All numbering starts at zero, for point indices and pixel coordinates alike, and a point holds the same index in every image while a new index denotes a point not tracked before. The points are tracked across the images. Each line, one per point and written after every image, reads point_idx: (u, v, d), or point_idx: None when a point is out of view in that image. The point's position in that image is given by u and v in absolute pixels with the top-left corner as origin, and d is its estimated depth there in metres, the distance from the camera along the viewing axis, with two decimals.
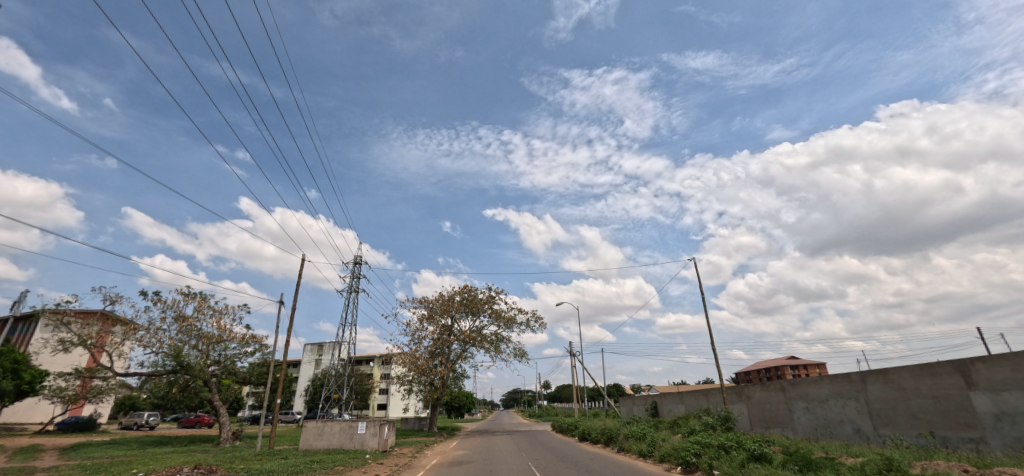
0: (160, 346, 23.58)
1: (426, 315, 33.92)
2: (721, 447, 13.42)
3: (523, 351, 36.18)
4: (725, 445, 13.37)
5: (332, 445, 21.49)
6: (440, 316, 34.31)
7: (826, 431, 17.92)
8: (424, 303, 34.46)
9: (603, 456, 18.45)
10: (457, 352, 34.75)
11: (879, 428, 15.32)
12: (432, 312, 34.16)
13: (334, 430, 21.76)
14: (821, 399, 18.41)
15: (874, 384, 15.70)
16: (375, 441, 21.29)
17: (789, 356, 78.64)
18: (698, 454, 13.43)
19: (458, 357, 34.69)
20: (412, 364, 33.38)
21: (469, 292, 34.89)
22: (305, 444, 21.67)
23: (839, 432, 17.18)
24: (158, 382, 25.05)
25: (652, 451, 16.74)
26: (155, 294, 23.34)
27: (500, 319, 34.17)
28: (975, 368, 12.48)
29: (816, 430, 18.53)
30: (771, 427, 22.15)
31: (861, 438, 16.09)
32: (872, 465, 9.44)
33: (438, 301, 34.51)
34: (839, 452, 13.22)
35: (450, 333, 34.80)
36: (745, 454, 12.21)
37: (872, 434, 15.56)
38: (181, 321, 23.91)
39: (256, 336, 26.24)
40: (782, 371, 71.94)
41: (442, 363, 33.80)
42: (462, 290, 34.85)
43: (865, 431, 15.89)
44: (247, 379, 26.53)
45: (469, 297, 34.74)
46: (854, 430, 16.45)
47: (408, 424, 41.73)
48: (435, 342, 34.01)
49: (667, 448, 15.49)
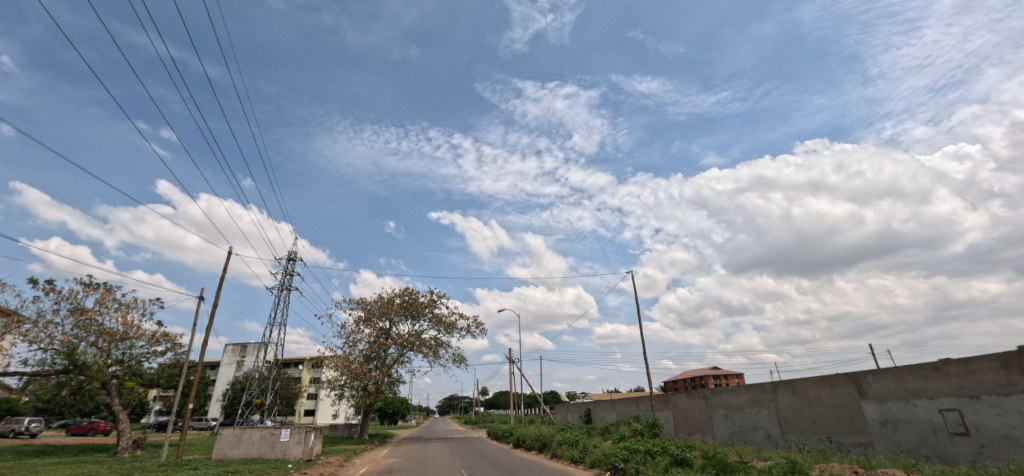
0: (50, 342, 20.94)
1: (363, 318, 32.68)
2: (648, 452, 13.98)
3: (462, 357, 35.71)
4: (651, 450, 13.96)
5: (250, 454, 20.02)
6: (378, 319, 33.14)
7: (741, 437, 19.28)
8: (362, 305, 33.19)
9: (536, 462, 18.65)
10: (394, 356, 33.77)
11: (786, 433, 16.70)
12: (369, 314, 32.93)
13: (253, 437, 20.29)
14: (738, 407, 19.74)
15: (783, 393, 17.08)
16: (299, 449, 20.21)
17: (714, 367, 83.77)
18: (626, 459, 13.96)
19: (394, 361, 33.71)
20: (345, 367, 31.97)
21: (410, 295, 34.09)
22: (219, 453, 20.03)
23: (752, 438, 18.55)
24: (45, 383, 22.12)
25: (584, 457, 17.16)
26: (48, 283, 20.65)
27: (440, 323, 33.59)
28: (866, 380, 13.89)
29: (732, 436, 19.91)
30: (693, 433, 23.51)
31: (771, 443, 17.44)
32: (779, 467, 10.24)
33: (377, 304, 33.31)
34: (752, 456, 14.29)
35: (387, 337, 33.74)
36: (669, 459, 12.84)
37: (780, 438, 16.95)
38: (79, 314, 21.35)
39: (169, 335, 24.03)
40: (705, 380, 76.84)
41: (377, 367, 32.61)
42: (403, 292, 33.98)
43: (774, 436, 17.27)
44: (154, 381, 24.14)
45: (409, 300, 33.96)
46: (765, 435, 17.83)
47: (336, 431, 39.82)
48: (371, 345, 32.91)
49: (598, 453, 15.94)
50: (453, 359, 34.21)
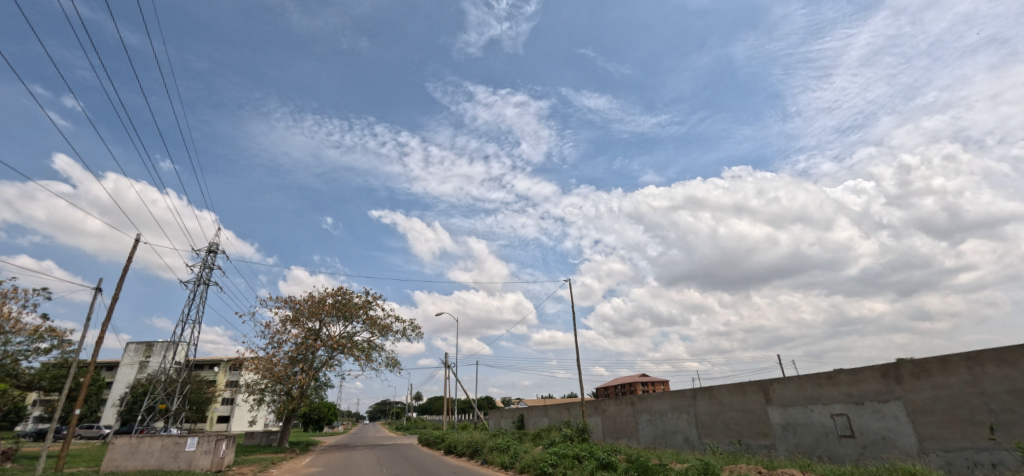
0: None
1: (290, 317, 30.80)
2: (576, 457, 14.27)
3: (396, 360, 34.68)
4: (579, 455, 14.25)
5: (149, 465, 18.14)
6: (306, 319, 31.39)
7: (663, 440, 20.27)
8: (290, 303, 31.28)
9: (465, 469, 18.45)
10: (322, 359, 32.11)
11: (702, 437, 17.77)
12: (297, 314, 31.10)
13: (152, 447, 18.37)
14: (661, 412, 20.74)
15: (701, 399, 18.16)
16: (206, 459, 18.58)
17: (643, 374, 87.55)
18: (555, 464, 14.17)
19: (323, 364, 32.06)
20: (267, 370, 29.93)
21: (344, 295, 32.64)
22: (109, 465, 17.96)
23: (672, 442, 19.56)
24: None
25: (514, 463, 17.21)
26: None
27: (375, 326, 32.43)
28: (773, 387, 15.11)
29: (655, 440, 20.88)
30: (619, 437, 24.38)
31: (689, 446, 18.48)
32: (694, 469, 10.82)
33: (307, 303, 31.56)
34: (671, 459, 15.04)
35: (316, 338, 32.03)
36: (595, 463, 13.18)
37: (697, 442, 18.01)
38: None
39: (55, 331, 21.25)
40: (634, 387, 80.23)
41: (303, 370, 30.82)
42: (336, 292, 32.47)
43: (691, 440, 18.34)
44: (33, 383, 21.21)
45: (342, 300, 32.50)
46: (684, 439, 18.85)
47: (253, 439, 37.08)
48: (297, 347, 31.08)
49: (528, 459, 16.04)
50: (386, 363, 33.13)
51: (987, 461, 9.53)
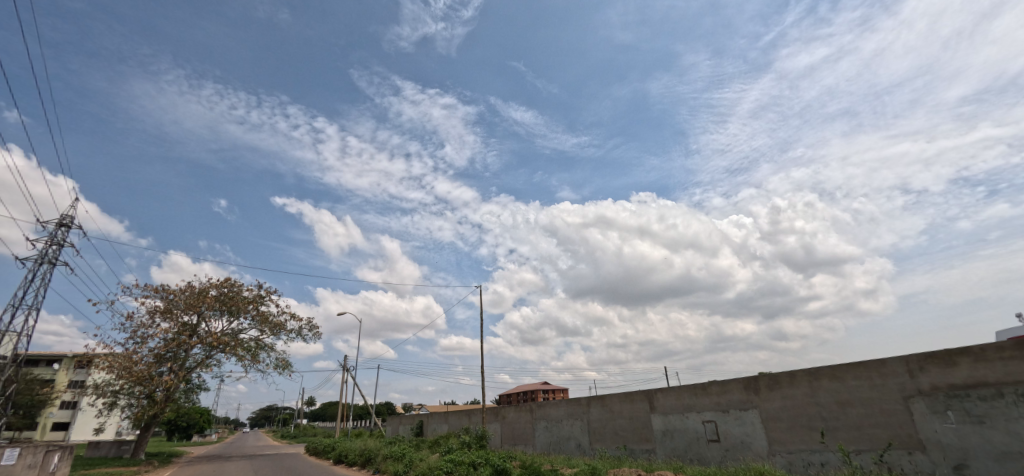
0: None
1: (161, 309, 27.04)
2: (471, 464, 14.14)
3: (287, 362, 32.01)
4: (474, 462, 14.15)
5: None
6: (182, 313, 27.77)
7: (557, 446, 20.98)
8: (163, 293, 27.48)
9: None
10: (198, 358, 28.59)
11: (593, 442, 18.67)
12: (171, 306, 27.41)
13: None
14: (557, 419, 21.44)
15: (594, 407, 19.07)
16: (32, 474, 15.64)
17: (544, 382, 90.10)
18: (449, 472, 13.92)
19: (198, 364, 28.54)
20: (125, 369, 25.90)
21: (231, 288, 29.45)
22: None
23: (565, 447, 20.31)
24: None
25: (407, 472, 16.66)
26: None
27: (265, 323, 29.67)
28: (657, 396, 16.34)
29: (550, 446, 21.53)
30: (516, 444, 24.78)
31: (580, 451, 19.31)
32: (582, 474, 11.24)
33: (186, 294, 27.99)
34: (562, 464, 15.55)
35: (192, 334, 28.45)
36: (489, 470, 13.17)
37: (588, 447, 18.89)
38: None
39: None
40: (535, 394, 82.28)
41: (172, 370, 27.16)
42: (222, 283, 29.19)
43: (583, 445, 19.18)
44: None
45: (229, 293, 29.30)
46: (576, 445, 19.67)
47: (99, 450, 31.75)
48: (167, 343, 27.34)
49: (423, 467, 15.60)
50: (275, 364, 30.44)
51: (818, 461, 11.17)
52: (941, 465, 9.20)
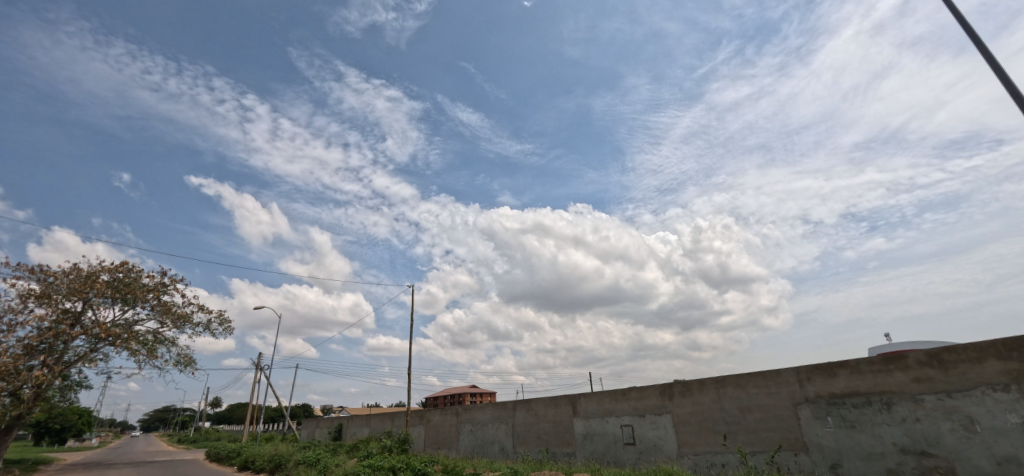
0: None
1: (38, 294, 23.63)
2: (391, 469, 13.71)
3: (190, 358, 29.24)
4: (394, 467, 13.71)
5: None
6: (64, 299, 24.44)
7: (480, 450, 21.00)
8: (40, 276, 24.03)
9: None
10: (81, 352, 25.29)
11: (516, 446, 18.90)
12: (51, 291, 24.05)
13: None
14: (482, 422, 21.44)
15: (520, 411, 19.29)
16: None
17: (472, 385, 89.79)
18: None
19: (80, 358, 25.24)
20: None
21: (128, 273, 26.43)
22: None
23: (489, 451, 20.38)
24: None
25: None
26: None
27: (168, 314, 26.93)
28: (580, 401, 16.86)
29: (473, 449, 21.51)
30: (440, 447, 24.47)
31: (503, 455, 19.46)
32: None
33: (70, 278, 24.73)
34: (485, 468, 15.55)
35: (75, 324, 25.13)
36: None
37: (511, 450, 19.08)
38: None
39: None
40: (462, 397, 81.72)
41: (47, 365, 23.78)
42: (117, 268, 26.11)
43: (506, 449, 19.35)
44: None
45: (125, 279, 26.27)
46: (499, 448, 19.81)
47: None
48: (42, 333, 23.91)
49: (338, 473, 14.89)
50: (176, 360, 27.69)
51: (719, 462, 12.13)
52: (820, 465, 10.34)
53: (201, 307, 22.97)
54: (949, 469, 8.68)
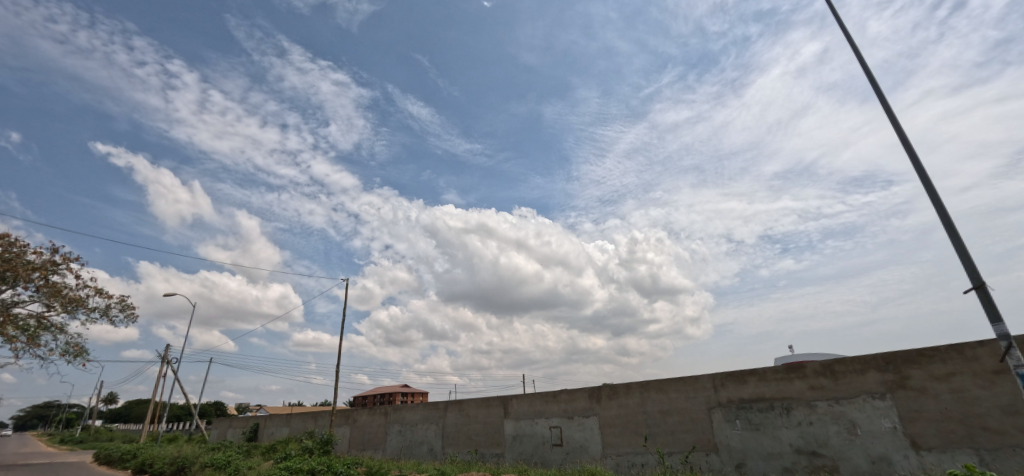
0: None
1: None
2: (310, 472, 13.05)
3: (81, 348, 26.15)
4: (314, 469, 13.07)
5: None
6: None
7: (408, 451, 20.60)
8: None
9: None
10: None
11: (445, 447, 18.74)
12: None
13: None
14: (412, 423, 21.03)
15: (451, 411, 19.14)
16: None
17: (405, 385, 87.77)
18: None
19: None
20: None
21: (9, 249, 23.21)
22: None
23: (416, 452, 20.04)
24: None
25: None
26: None
27: (58, 297, 23.97)
28: (511, 402, 17.03)
29: (400, 450, 21.06)
30: (365, 449, 23.71)
31: (431, 456, 19.23)
32: None
33: None
34: (412, 469, 15.24)
35: None
36: None
37: (440, 451, 18.89)
38: None
39: None
40: (393, 397, 79.64)
41: None
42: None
43: (435, 450, 19.14)
44: None
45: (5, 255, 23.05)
46: (428, 449, 19.54)
47: None
48: None
49: None
50: (65, 349, 24.66)
51: (639, 462, 12.78)
52: (727, 464, 11.19)
53: (100, 291, 20.69)
54: (834, 467, 9.73)
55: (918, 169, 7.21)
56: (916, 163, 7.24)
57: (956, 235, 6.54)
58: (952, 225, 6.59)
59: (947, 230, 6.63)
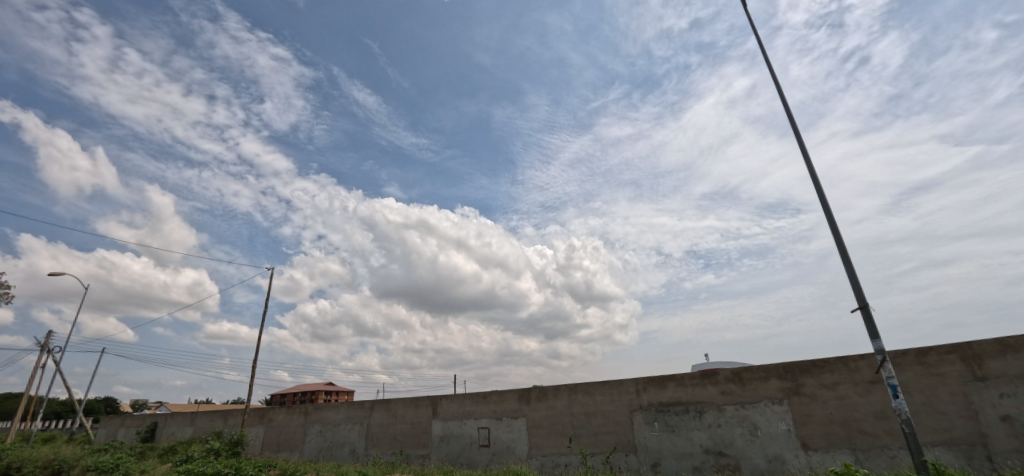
0: None
1: None
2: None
3: None
4: (220, 473, 12.12)
5: None
6: None
7: (327, 452, 19.72)
8: None
9: None
10: None
11: (368, 448, 18.15)
12: None
13: None
14: (333, 423, 20.14)
15: (376, 411, 18.56)
16: None
17: (329, 383, 83.88)
18: None
19: None
20: None
21: None
22: None
23: (337, 453, 19.23)
24: None
25: None
26: None
27: None
28: (441, 403, 16.83)
29: (319, 452, 20.11)
30: (280, 451, 22.36)
31: (352, 458, 18.54)
32: None
33: None
34: (330, 472, 14.60)
35: None
36: None
37: (362, 453, 18.27)
38: None
39: None
40: (316, 395, 75.89)
41: None
42: None
43: (357, 451, 18.48)
44: None
45: None
46: (349, 451, 18.82)
47: None
48: None
49: None
50: None
51: (562, 463, 13.16)
52: (644, 464, 11.80)
53: None
54: (736, 466, 10.59)
55: (821, 200, 8.10)
56: (821, 194, 8.13)
57: (848, 260, 7.41)
58: (845, 250, 7.47)
59: (840, 254, 7.50)
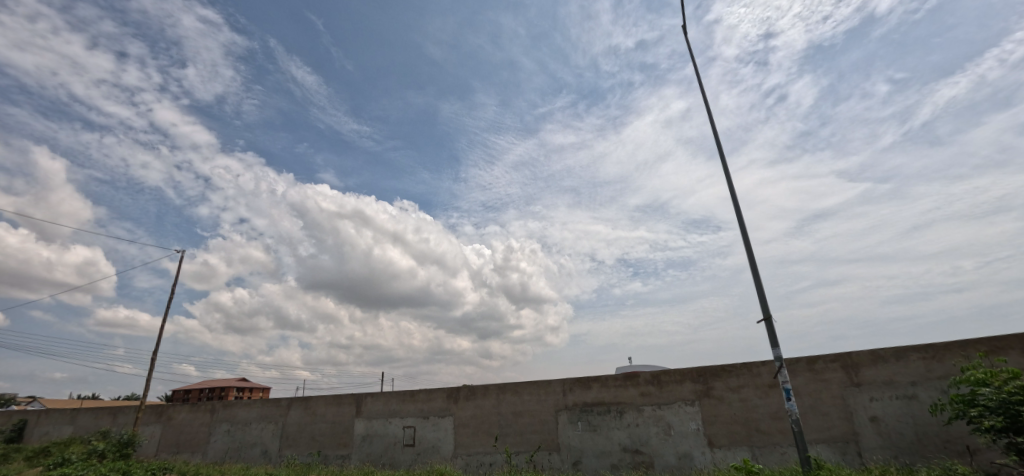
0: None
1: None
2: None
3: None
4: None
5: None
6: None
7: (235, 453, 18.38)
8: None
9: None
10: None
11: (282, 448, 17.16)
12: None
13: None
14: (244, 422, 18.79)
15: (294, 409, 17.58)
16: None
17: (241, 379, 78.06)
18: None
19: None
20: None
21: None
22: None
23: (246, 454, 17.99)
24: None
25: None
26: None
27: None
28: (365, 401, 16.28)
29: (226, 453, 18.69)
30: (179, 452, 20.47)
31: (264, 459, 17.44)
32: None
33: None
34: None
35: None
36: None
37: (275, 454, 17.23)
38: None
39: None
40: (226, 391, 70.53)
41: None
42: None
43: (270, 452, 17.40)
44: None
45: None
46: (261, 452, 17.68)
47: None
48: None
49: None
50: None
51: (487, 462, 13.29)
52: (566, 462, 12.20)
53: None
54: (650, 463, 11.26)
55: (738, 219, 8.87)
56: (738, 214, 8.90)
57: (757, 275, 8.18)
58: (756, 266, 8.24)
59: (751, 270, 8.26)
